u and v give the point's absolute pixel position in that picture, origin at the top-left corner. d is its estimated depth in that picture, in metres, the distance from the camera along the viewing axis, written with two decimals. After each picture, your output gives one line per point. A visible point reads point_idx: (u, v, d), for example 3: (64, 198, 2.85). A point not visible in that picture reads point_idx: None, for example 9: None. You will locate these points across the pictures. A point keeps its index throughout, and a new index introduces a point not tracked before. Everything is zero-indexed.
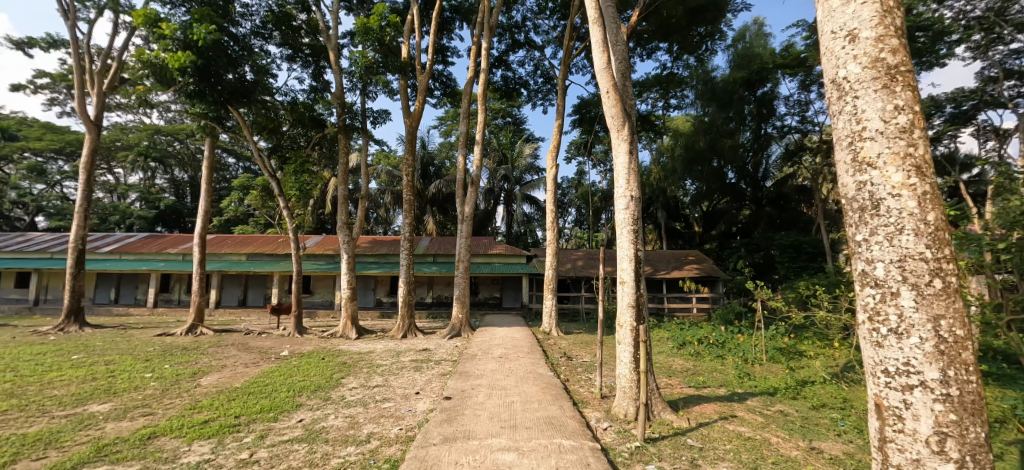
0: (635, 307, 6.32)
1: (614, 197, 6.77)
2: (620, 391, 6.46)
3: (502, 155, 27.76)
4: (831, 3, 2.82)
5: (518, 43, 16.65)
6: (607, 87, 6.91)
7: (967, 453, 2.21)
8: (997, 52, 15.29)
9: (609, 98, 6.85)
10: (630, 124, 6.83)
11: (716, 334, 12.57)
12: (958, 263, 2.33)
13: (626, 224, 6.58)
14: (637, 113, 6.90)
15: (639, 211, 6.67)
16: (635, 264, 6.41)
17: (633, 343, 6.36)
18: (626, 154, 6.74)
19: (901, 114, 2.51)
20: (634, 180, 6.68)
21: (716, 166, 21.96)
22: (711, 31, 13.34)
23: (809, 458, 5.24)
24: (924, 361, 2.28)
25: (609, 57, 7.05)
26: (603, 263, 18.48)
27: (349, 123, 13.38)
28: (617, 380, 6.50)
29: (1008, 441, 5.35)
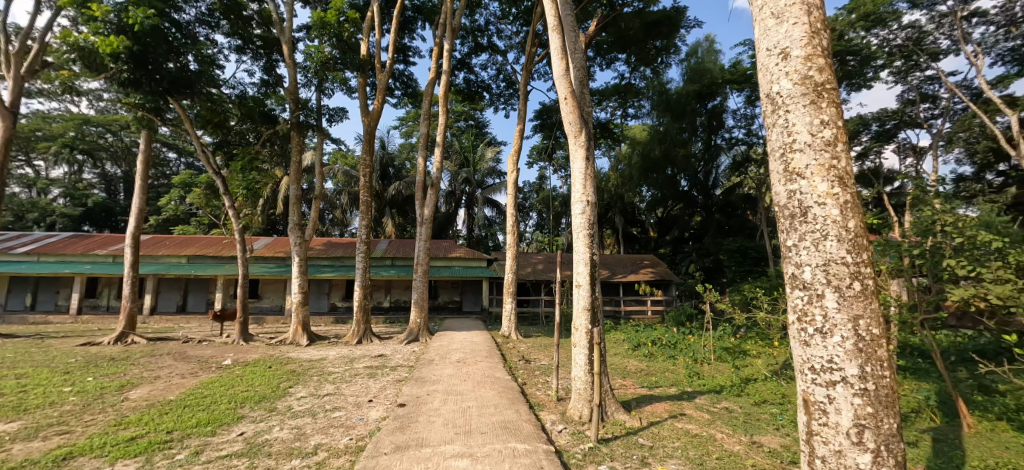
0: (590, 310, 6.44)
1: (571, 201, 6.89)
2: (575, 392, 6.55)
3: (464, 158, 27.64)
4: (766, 22, 2.99)
5: (480, 46, 16.64)
6: (565, 94, 7.03)
7: (882, 444, 2.38)
8: (915, 77, 16.66)
9: (567, 104, 6.98)
10: (587, 131, 6.97)
11: (668, 335, 13.00)
12: (875, 267, 2.52)
13: (582, 229, 6.70)
14: (593, 121, 7.06)
15: (594, 216, 6.80)
16: (589, 267, 6.52)
17: (588, 345, 6.45)
18: (583, 160, 6.89)
19: (826, 129, 2.70)
20: (591, 185, 6.83)
21: (670, 174, 22.62)
22: (667, 45, 13.52)
23: (749, 451, 5.51)
24: (846, 359, 2.45)
25: (567, 65, 7.20)
26: (562, 266, 18.70)
27: (303, 121, 12.95)
28: (573, 382, 6.59)
29: (921, 429, 5.84)
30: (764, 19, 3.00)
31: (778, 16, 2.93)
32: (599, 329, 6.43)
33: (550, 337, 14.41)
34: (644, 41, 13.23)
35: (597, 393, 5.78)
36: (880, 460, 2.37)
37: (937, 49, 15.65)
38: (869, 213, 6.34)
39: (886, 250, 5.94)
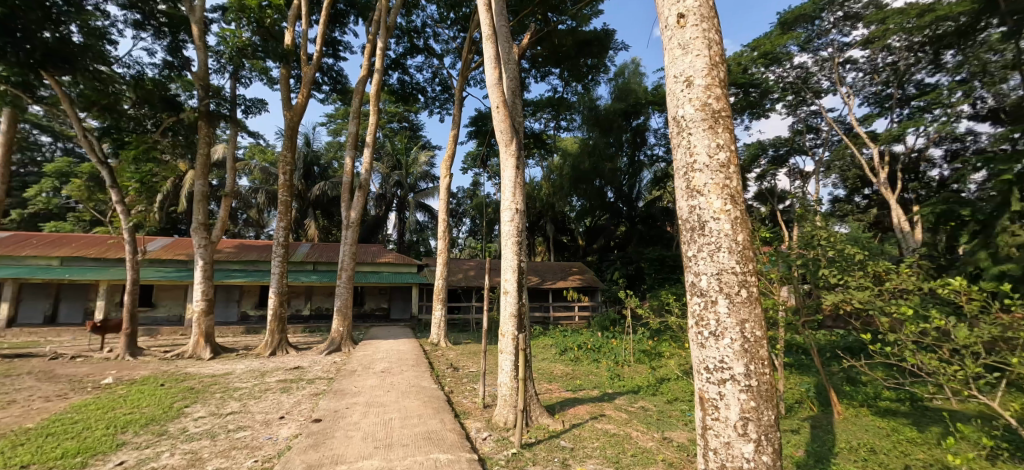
0: (516, 317, 6.56)
1: (500, 208, 6.97)
2: (500, 399, 6.61)
3: (397, 161, 26.96)
4: (674, 52, 3.26)
5: (416, 47, 16.35)
6: (497, 103, 7.15)
7: (763, 434, 2.66)
8: (803, 110, 18.97)
9: (499, 113, 7.10)
10: (517, 140, 7.12)
11: (593, 340, 13.52)
12: (760, 276, 2.82)
13: (510, 236, 6.81)
14: (524, 131, 7.23)
15: (522, 224, 6.93)
16: (517, 275, 6.63)
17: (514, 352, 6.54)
18: (513, 169, 7.02)
19: (722, 152, 2.99)
20: (521, 193, 6.96)
21: (597, 185, 23.59)
22: (597, 64, 14.16)
23: (661, 447, 5.87)
24: (734, 358, 2.73)
25: (500, 75, 7.33)
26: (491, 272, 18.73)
27: (212, 109, 11.94)
28: (498, 389, 6.63)
29: (801, 418, 6.63)
30: (672, 48, 3.27)
31: (683, 47, 3.20)
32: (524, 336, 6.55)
33: (478, 344, 14.41)
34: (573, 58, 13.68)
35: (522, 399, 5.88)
36: (761, 449, 2.65)
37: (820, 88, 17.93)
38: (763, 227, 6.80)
39: (777, 260, 6.47)
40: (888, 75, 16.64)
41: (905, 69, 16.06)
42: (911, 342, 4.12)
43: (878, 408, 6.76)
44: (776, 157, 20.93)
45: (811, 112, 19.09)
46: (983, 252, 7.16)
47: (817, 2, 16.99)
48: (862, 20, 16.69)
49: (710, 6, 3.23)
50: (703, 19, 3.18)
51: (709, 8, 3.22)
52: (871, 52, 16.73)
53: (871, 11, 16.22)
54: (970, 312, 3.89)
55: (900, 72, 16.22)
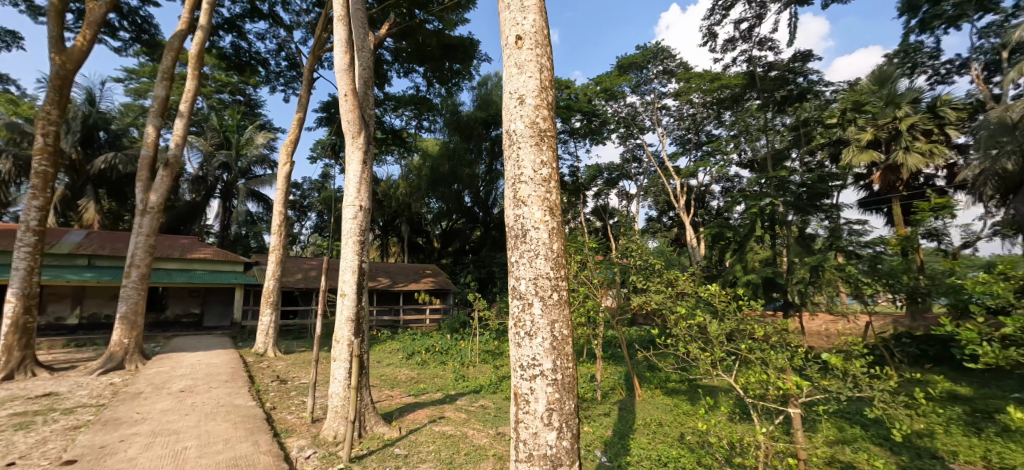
0: (353, 322, 6.22)
1: (341, 204, 6.55)
2: (331, 411, 6.17)
3: (223, 138, 23.52)
4: (511, 70, 3.45)
5: (258, 11, 14.17)
6: (344, 90, 6.68)
7: (565, 422, 2.96)
8: (631, 142, 23.12)
9: (348, 101, 6.67)
10: (365, 133, 6.79)
11: (442, 342, 13.63)
12: (570, 281, 3.13)
13: (351, 235, 6.44)
14: (374, 124, 6.95)
15: (366, 222, 6.62)
16: (356, 276, 6.30)
17: (349, 359, 6.18)
18: (360, 163, 6.65)
19: (545, 167, 3.26)
20: (366, 190, 6.64)
21: (455, 188, 23.54)
22: (461, 70, 13.93)
23: (495, 442, 6.16)
24: (544, 355, 3.00)
25: (351, 61, 6.89)
26: (328, 274, 17.35)
27: None
28: (330, 400, 6.20)
29: (612, 403, 7.69)
30: (509, 67, 3.46)
31: (519, 67, 3.41)
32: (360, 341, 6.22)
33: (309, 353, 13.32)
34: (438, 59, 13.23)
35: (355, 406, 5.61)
36: (563, 436, 2.94)
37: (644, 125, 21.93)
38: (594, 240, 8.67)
39: (603, 268, 8.29)
40: (687, 123, 20.92)
41: (700, 120, 20.41)
42: (687, 334, 4.91)
43: (667, 389, 8.32)
44: (608, 180, 25.35)
45: (636, 145, 23.32)
46: (738, 263, 9.20)
47: (644, 55, 19.71)
48: (673, 77, 20.04)
49: (545, 35, 3.49)
50: (538, 45, 3.42)
51: (543, 35, 3.47)
52: (678, 103, 20.51)
53: (681, 71, 19.63)
54: (719, 307, 4.85)
55: (696, 122, 20.60)
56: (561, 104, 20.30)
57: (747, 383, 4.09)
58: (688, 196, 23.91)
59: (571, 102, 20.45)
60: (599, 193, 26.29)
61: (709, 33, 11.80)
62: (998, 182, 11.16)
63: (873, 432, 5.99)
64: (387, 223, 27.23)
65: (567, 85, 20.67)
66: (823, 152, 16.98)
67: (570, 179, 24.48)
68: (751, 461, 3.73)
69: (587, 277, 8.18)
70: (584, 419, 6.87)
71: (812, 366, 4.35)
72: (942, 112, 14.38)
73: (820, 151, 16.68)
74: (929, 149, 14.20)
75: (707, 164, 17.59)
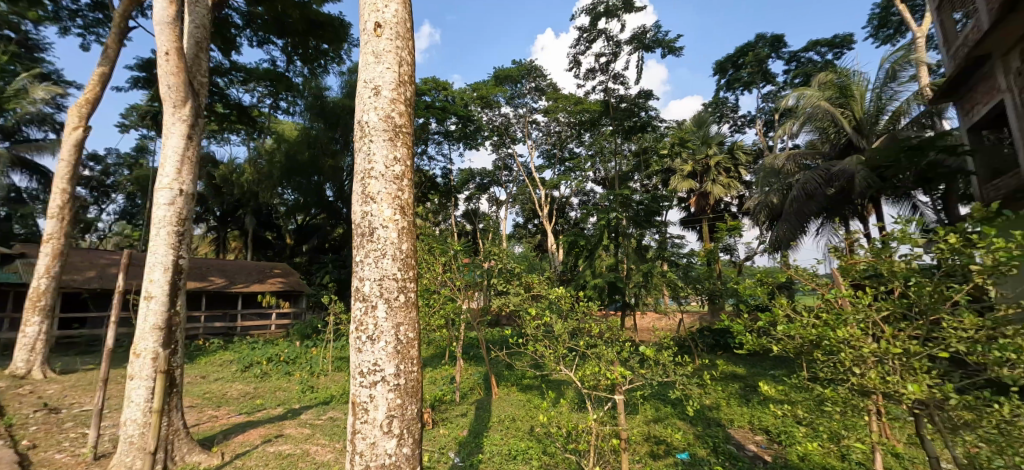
0: (162, 329, 5.33)
1: (154, 187, 5.58)
2: (122, 443, 5.10)
3: None
4: (367, 58, 3.33)
5: None
6: (167, 48, 5.61)
7: (405, 428, 2.92)
8: (503, 151, 23.89)
9: (169, 60, 5.61)
10: (193, 103, 5.89)
11: (289, 350, 12.47)
12: (418, 283, 3.12)
13: (166, 222, 5.51)
14: (204, 95, 6.08)
15: (187, 209, 5.74)
16: (169, 274, 5.43)
17: (151, 376, 5.23)
18: (181, 138, 5.75)
19: (398, 164, 3.20)
20: (188, 171, 5.77)
21: (315, 181, 21.61)
22: (332, 52, 11.57)
23: (339, 457, 5.80)
24: (386, 360, 2.93)
25: (179, 13, 5.80)
26: (135, 274, 14.47)
27: None
28: (122, 429, 5.15)
29: (469, 403, 7.83)
30: (366, 54, 3.34)
31: (377, 56, 3.30)
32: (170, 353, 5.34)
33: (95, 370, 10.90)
34: (304, 33, 10.68)
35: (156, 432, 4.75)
36: (403, 442, 2.89)
37: (516, 135, 22.78)
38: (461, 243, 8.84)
39: (470, 270, 8.50)
40: (554, 139, 22.38)
41: (564, 138, 22.02)
42: (537, 331, 5.35)
43: (521, 386, 8.74)
44: (479, 185, 25.88)
45: (507, 154, 24.16)
46: (589, 268, 10.12)
47: (520, 70, 20.62)
48: (544, 95, 21.29)
49: (407, 28, 3.44)
50: (398, 36, 3.36)
51: (405, 28, 3.42)
52: (546, 120, 21.81)
53: (550, 90, 21.00)
54: (563, 308, 5.29)
55: (561, 139, 22.17)
56: (435, 105, 20.26)
57: (585, 374, 4.53)
58: (551, 207, 25.56)
59: (448, 104, 20.41)
60: (470, 197, 26.69)
61: (574, 60, 12.76)
62: (767, 212, 14.14)
63: (678, 410, 7.02)
64: (227, 213, 24.22)
65: (445, 86, 20.10)
66: (659, 176, 19.63)
67: (444, 180, 24.48)
68: (583, 446, 4.09)
69: (451, 278, 8.34)
70: (439, 422, 6.90)
71: (633, 356, 4.99)
72: (735, 155, 17.83)
73: (656, 176, 19.18)
74: (727, 183, 17.42)
75: (569, 178, 18.86)
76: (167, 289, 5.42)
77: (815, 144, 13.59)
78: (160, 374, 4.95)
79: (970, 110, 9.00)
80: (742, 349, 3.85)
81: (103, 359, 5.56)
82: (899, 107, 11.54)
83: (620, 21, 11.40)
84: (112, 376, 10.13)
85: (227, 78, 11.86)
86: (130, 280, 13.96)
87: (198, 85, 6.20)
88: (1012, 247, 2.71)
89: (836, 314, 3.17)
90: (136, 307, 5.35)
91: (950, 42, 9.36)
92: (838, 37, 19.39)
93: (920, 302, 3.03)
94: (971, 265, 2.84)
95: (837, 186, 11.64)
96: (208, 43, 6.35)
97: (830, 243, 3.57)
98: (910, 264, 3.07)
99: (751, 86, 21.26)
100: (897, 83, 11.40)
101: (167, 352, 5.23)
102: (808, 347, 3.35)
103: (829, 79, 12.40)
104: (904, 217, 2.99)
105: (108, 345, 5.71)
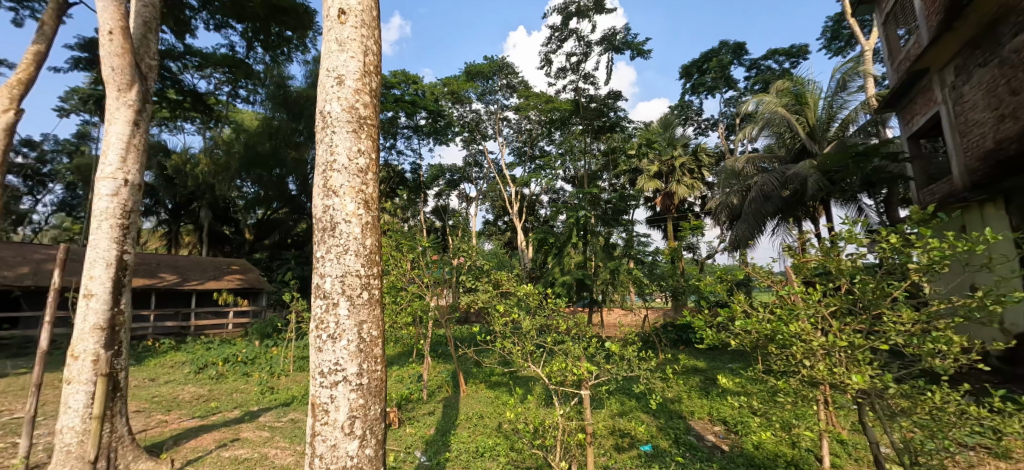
0: (104, 330, 5.10)
1: (95, 176, 5.28)
2: (59, 452, 4.87)
3: None
4: (330, 45, 3.26)
5: None
6: (111, 28, 5.21)
7: (367, 428, 2.90)
8: (473, 147, 23.77)
9: (112, 39, 5.22)
10: (139, 88, 5.56)
11: (247, 350, 12.08)
12: (382, 280, 3.08)
13: (108, 217, 5.25)
14: (152, 78, 5.73)
15: (132, 201, 5.47)
16: (112, 271, 5.19)
17: (91, 380, 5.00)
18: (126, 124, 5.44)
19: (361, 157, 3.15)
20: (134, 159, 5.48)
21: (276, 174, 20.92)
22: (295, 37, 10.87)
23: (299, 460, 5.67)
24: (348, 359, 2.90)
25: None
26: (75, 271, 13.62)
27: None
28: (58, 437, 4.91)
29: (436, 402, 7.81)
30: (329, 41, 3.27)
31: (340, 44, 3.24)
32: (112, 355, 5.12)
33: (29, 375, 10.21)
34: (266, 19, 10.03)
35: (97, 438, 4.57)
36: (364, 443, 2.88)
37: (486, 132, 22.71)
38: (429, 240, 8.74)
39: (440, 267, 8.43)
40: (525, 137, 22.48)
41: (535, 136, 22.12)
42: (506, 329, 5.38)
43: (490, 383, 8.77)
44: (449, 181, 25.71)
45: (478, 150, 24.07)
46: (557, 265, 10.20)
47: (492, 66, 20.57)
48: (515, 92, 21.36)
49: (373, 16, 3.40)
50: (363, 24, 3.32)
51: (371, 16, 3.38)
52: (517, 117, 21.86)
53: (521, 88, 21.08)
54: (532, 305, 5.34)
55: (532, 137, 22.25)
56: (404, 99, 20.02)
57: (553, 370, 4.59)
58: (521, 204, 25.65)
59: (417, 98, 20.23)
60: (440, 193, 26.50)
61: (545, 59, 12.84)
62: (727, 212, 14.63)
63: (642, 403, 7.21)
64: (180, 206, 23.57)
65: (415, 79, 20.07)
66: (626, 175, 19.99)
67: (413, 176, 24.23)
68: (550, 441, 4.16)
69: (419, 275, 8.22)
70: (406, 421, 6.87)
71: (598, 352, 5.08)
72: (699, 156, 18.43)
73: (624, 175, 19.51)
74: (691, 184, 18.00)
75: (539, 176, 18.92)
76: (109, 287, 5.18)
77: (772, 149, 14.15)
78: (100, 377, 4.64)
79: (910, 119, 9.57)
80: (703, 344, 4.00)
81: (37, 361, 5.26)
82: (848, 115, 12.22)
83: (591, 22, 11.55)
84: (46, 381, 9.56)
85: (180, 62, 11.38)
86: (69, 277, 13.14)
87: (146, 68, 5.84)
88: (945, 248, 2.93)
89: (789, 309, 3.33)
90: (75, 306, 5.12)
91: (894, 53, 9.92)
92: (794, 47, 20.26)
93: (864, 298, 3.23)
94: (909, 264, 3.06)
95: (791, 188, 12.26)
96: (158, 23, 5.99)
97: (784, 243, 3.74)
98: (856, 262, 3.27)
99: (714, 91, 21.94)
100: (847, 93, 12.07)
101: (109, 355, 5.01)
102: (764, 341, 3.51)
103: (787, 87, 12.89)
104: (851, 218, 3.18)
105: (43, 347, 5.41)
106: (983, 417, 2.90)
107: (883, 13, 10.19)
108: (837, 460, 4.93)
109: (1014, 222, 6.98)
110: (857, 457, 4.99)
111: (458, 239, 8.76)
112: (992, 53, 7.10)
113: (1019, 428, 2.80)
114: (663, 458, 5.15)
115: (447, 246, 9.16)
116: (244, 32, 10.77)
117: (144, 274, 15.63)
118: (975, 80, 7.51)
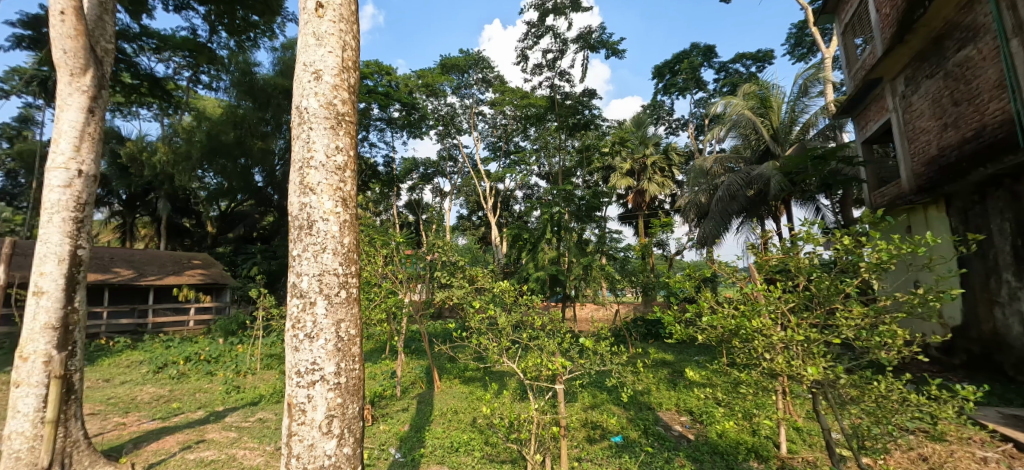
0: (57, 329, 4.94)
1: (45, 166, 5.08)
2: (8, 458, 4.67)
3: None
4: (307, 39, 3.25)
5: None
6: (64, 8, 4.94)
7: (345, 428, 2.94)
8: (448, 141, 23.69)
9: (64, 20, 4.99)
10: (93, 73, 5.33)
11: (210, 348, 11.74)
12: (360, 279, 3.11)
13: (61, 209, 5.05)
14: (104, 60, 5.44)
15: (84, 192, 5.25)
16: (63, 268, 5.00)
17: (43, 383, 4.81)
18: (80, 111, 5.23)
19: (339, 154, 3.16)
20: (89, 149, 5.28)
21: (242, 164, 20.23)
22: (260, 21, 10.44)
23: (270, 461, 5.58)
24: (325, 359, 2.92)
25: None
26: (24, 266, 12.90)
27: None
28: (7, 443, 4.71)
29: (411, 398, 7.86)
30: (306, 35, 3.26)
31: (318, 38, 3.23)
32: (65, 355, 4.95)
33: None
34: (230, 2, 9.66)
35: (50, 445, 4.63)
36: (342, 441, 2.91)
37: (462, 126, 22.66)
38: (405, 234, 8.75)
39: (416, 262, 8.57)
40: (500, 131, 22.58)
41: (510, 131, 22.24)
42: (482, 325, 5.45)
43: (464, 379, 8.89)
44: (423, 176, 25.58)
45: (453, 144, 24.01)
46: (530, 260, 10.24)
47: (468, 60, 20.51)
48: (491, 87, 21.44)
49: (352, 11, 3.39)
50: (341, 18, 3.32)
51: (349, 11, 3.38)
52: (493, 112, 21.93)
53: (497, 83, 21.17)
54: (507, 301, 5.43)
55: (506, 132, 22.39)
56: (378, 90, 19.69)
57: (528, 366, 4.70)
58: (495, 200, 25.81)
59: (391, 90, 19.99)
60: (413, 187, 26.41)
61: (521, 54, 12.91)
62: (696, 209, 15.09)
63: (614, 396, 7.47)
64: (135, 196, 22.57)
65: (389, 70, 19.80)
66: (600, 173, 20.34)
67: (386, 169, 24.03)
68: (525, 435, 4.23)
69: (393, 271, 8.26)
70: (380, 418, 6.88)
71: (572, 347, 5.16)
72: (670, 155, 18.89)
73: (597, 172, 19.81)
74: (662, 182, 18.52)
75: (513, 172, 18.96)
76: (62, 284, 5.00)
77: (738, 149, 14.63)
78: (54, 379, 4.80)
79: (865, 125, 10.09)
80: (672, 339, 4.15)
81: None
82: (808, 118, 12.81)
83: (567, 19, 11.66)
84: None
85: (136, 43, 10.95)
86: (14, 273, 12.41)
87: (103, 51, 5.60)
88: (893, 249, 3.16)
89: (751, 306, 3.53)
90: (24, 303, 4.93)
91: (852, 61, 10.44)
92: (761, 51, 20.95)
93: (820, 295, 3.45)
94: (860, 263, 3.28)
95: (755, 188, 12.71)
96: (114, 4, 5.73)
97: (749, 242, 3.92)
98: (813, 260, 3.47)
99: (684, 91, 22.50)
100: (807, 97, 12.67)
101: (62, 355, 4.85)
102: (728, 335, 3.71)
103: (753, 90, 13.43)
104: (809, 219, 3.39)
105: None
106: (921, 404, 3.16)
107: (842, 23, 10.67)
108: (793, 446, 5.25)
109: (953, 224, 7.53)
110: (811, 443, 5.30)
111: (434, 233, 8.80)
112: (938, 66, 7.58)
113: (953, 412, 3.06)
114: (633, 449, 5.35)
115: (422, 240, 9.13)
116: (206, 14, 10.38)
117: (97, 269, 14.93)
118: (923, 91, 7.99)
